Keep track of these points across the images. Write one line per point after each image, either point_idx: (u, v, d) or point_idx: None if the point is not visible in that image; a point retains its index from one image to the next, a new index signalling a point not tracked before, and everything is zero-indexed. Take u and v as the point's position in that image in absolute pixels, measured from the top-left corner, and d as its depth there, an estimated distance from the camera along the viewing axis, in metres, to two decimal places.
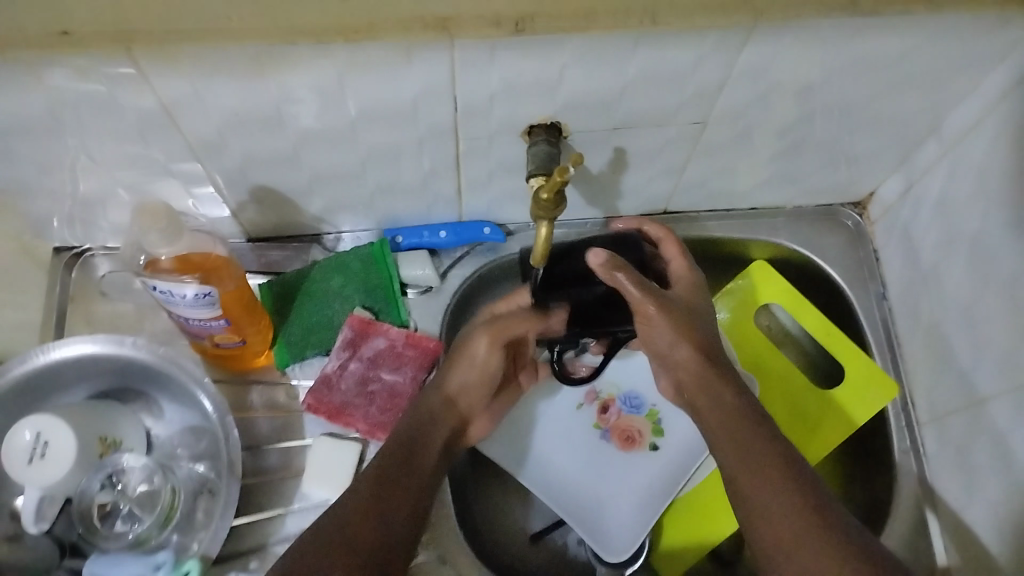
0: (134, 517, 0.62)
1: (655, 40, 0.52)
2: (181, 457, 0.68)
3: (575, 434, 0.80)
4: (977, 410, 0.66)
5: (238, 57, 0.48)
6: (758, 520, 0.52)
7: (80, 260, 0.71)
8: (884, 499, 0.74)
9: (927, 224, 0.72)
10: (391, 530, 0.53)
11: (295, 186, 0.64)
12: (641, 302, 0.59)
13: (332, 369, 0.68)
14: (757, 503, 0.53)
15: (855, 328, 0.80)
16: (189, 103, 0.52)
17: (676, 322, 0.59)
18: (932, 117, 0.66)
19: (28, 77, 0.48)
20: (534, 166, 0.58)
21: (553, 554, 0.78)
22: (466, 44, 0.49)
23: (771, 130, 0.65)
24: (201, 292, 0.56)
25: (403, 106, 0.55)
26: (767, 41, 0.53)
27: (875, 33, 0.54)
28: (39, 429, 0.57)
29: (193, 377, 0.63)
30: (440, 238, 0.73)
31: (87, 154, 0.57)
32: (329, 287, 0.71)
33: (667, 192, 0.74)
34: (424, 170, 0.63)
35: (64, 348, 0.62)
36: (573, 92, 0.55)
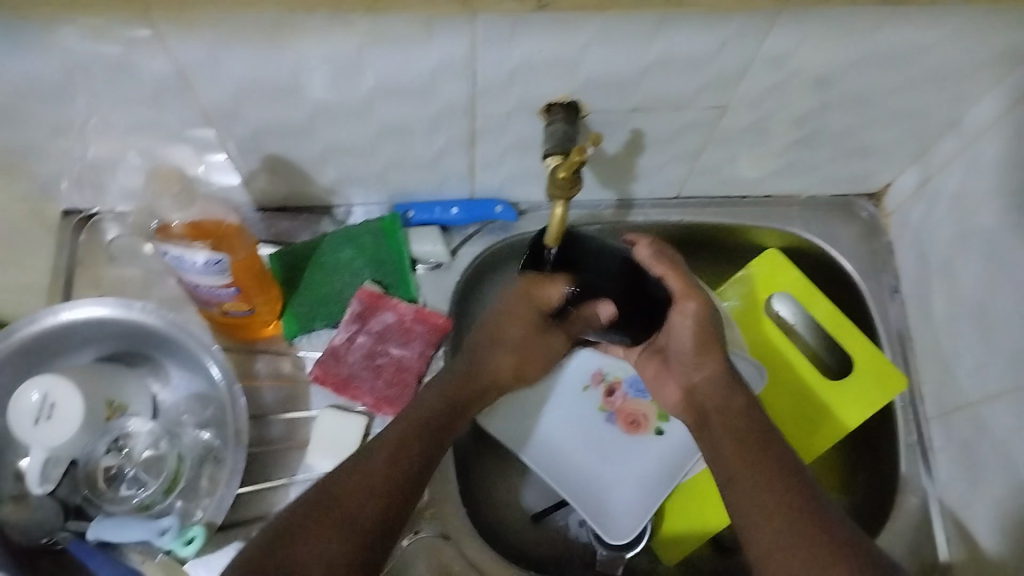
0: (140, 481, 0.63)
1: (677, 20, 0.51)
2: (187, 423, 0.68)
3: (581, 415, 0.80)
4: (986, 407, 0.65)
5: (254, 24, 0.47)
6: (746, 519, 0.54)
7: (90, 223, 0.71)
8: (888, 493, 0.74)
9: (943, 219, 0.71)
10: (390, 496, 0.54)
11: (308, 156, 0.63)
12: (681, 294, 0.66)
13: (339, 341, 0.68)
14: (748, 503, 0.55)
15: (866, 321, 0.79)
16: (203, 68, 0.51)
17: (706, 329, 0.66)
18: (955, 110, 0.65)
19: (43, 35, 0.47)
20: (551, 144, 0.55)
21: (555, 535, 0.78)
22: (486, 18, 0.49)
23: (790, 117, 0.64)
24: (211, 259, 0.55)
25: (420, 80, 0.54)
26: (791, 26, 0.53)
27: (901, 22, 0.53)
28: (47, 391, 0.58)
29: (202, 344, 0.63)
30: (451, 215, 0.72)
31: (100, 117, 0.56)
32: (339, 260, 0.71)
33: (682, 177, 0.73)
34: (438, 145, 0.63)
35: (73, 310, 0.62)
36: (591, 71, 0.55)
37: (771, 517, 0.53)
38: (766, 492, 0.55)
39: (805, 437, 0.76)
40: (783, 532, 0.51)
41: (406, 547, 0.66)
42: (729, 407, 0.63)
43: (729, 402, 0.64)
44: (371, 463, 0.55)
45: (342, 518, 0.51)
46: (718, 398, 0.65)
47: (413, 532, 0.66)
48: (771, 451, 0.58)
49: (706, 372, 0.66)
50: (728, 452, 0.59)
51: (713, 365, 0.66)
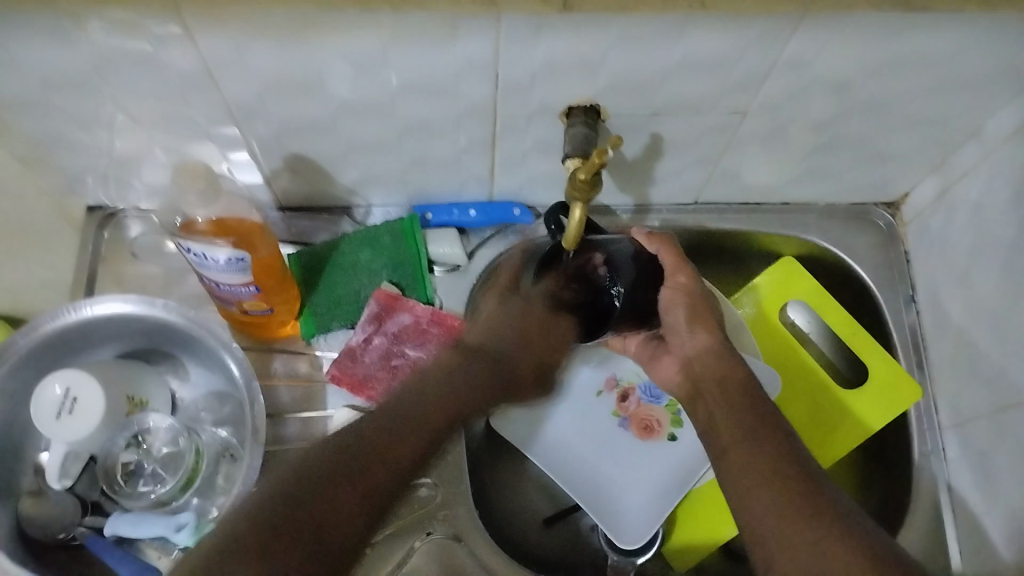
0: (157, 477, 0.62)
1: (701, 24, 0.51)
2: (205, 420, 0.68)
3: (593, 420, 0.80)
4: (1003, 416, 0.65)
5: (283, 22, 0.48)
6: (736, 490, 0.55)
7: (113, 220, 0.72)
8: (901, 501, 0.74)
9: (961, 227, 0.71)
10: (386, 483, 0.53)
11: (329, 156, 0.64)
12: (673, 269, 0.65)
13: (356, 341, 0.68)
14: (737, 474, 0.55)
15: (880, 329, 0.79)
16: (231, 66, 0.52)
17: (699, 304, 0.66)
18: (975, 118, 0.65)
19: (74, 29, 0.48)
20: (571, 147, 0.57)
21: (565, 539, 0.78)
22: (511, 19, 0.49)
23: (810, 123, 0.64)
24: (233, 255, 0.56)
25: (444, 80, 0.55)
26: (814, 32, 0.53)
27: (923, 29, 0.54)
28: (68, 386, 0.58)
29: (221, 341, 0.63)
30: (469, 217, 0.73)
31: (126, 112, 0.57)
32: (358, 261, 0.71)
33: (700, 182, 0.74)
34: (459, 146, 0.63)
35: (96, 306, 0.62)
36: (613, 74, 0.55)
37: (755, 491, 0.54)
38: (755, 465, 0.55)
39: (823, 444, 0.76)
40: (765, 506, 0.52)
41: (418, 548, 0.66)
42: (730, 380, 0.62)
43: (729, 376, 0.63)
44: (391, 433, 0.56)
45: (363, 486, 0.52)
46: (714, 368, 0.64)
47: (425, 533, 0.67)
48: (767, 429, 0.58)
49: (698, 344, 0.65)
50: (721, 417, 0.60)
51: (705, 333, 0.65)
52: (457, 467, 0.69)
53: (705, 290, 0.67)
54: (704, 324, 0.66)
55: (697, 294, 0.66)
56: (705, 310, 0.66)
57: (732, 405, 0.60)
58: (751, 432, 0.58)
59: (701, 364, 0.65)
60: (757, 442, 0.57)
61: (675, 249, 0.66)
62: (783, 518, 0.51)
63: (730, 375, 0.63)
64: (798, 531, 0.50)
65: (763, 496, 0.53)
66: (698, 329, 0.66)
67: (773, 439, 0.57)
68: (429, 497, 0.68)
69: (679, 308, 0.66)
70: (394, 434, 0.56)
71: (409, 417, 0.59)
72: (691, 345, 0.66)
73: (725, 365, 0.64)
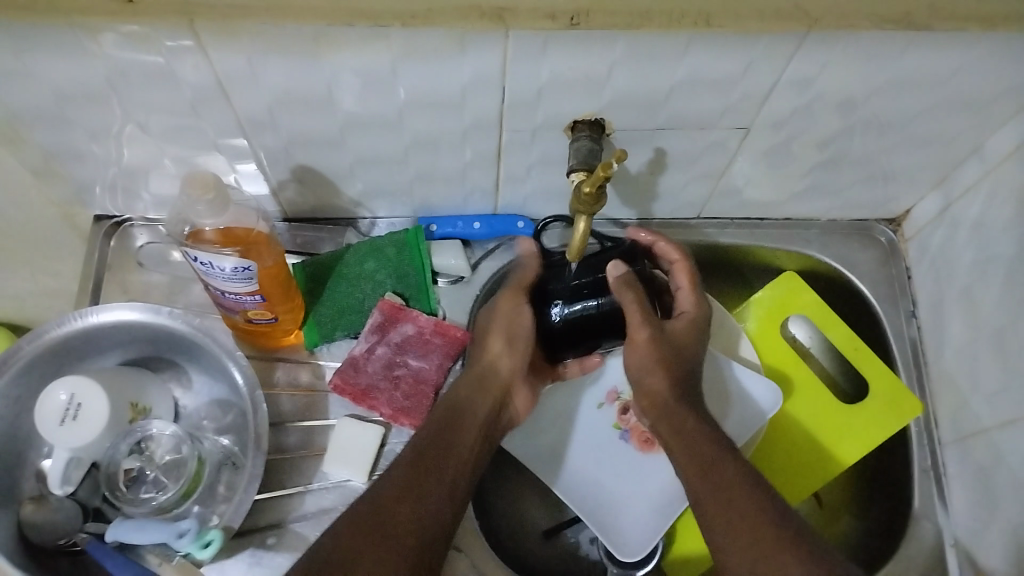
0: (159, 484, 0.62)
1: (707, 42, 0.52)
2: (207, 429, 0.69)
3: (593, 433, 0.79)
4: (1004, 433, 0.65)
5: (294, 36, 0.48)
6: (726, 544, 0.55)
7: (120, 229, 0.72)
8: (901, 516, 0.74)
9: (962, 244, 0.71)
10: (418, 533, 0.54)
11: (336, 169, 0.64)
12: (635, 327, 0.66)
13: (359, 351, 0.68)
14: (720, 527, 0.56)
15: (882, 345, 0.80)
16: (241, 79, 0.52)
17: (659, 351, 0.66)
18: (976, 137, 0.66)
19: (88, 42, 0.48)
20: (575, 160, 0.58)
21: (564, 551, 0.78)
22: (520, 36, 0.49)
23: (813, 141, 0.65)
24: (239, 265, 0.56)
25: (450, 94, 0.55)
26: (817, 51, 0.53)
27: (925, 50, 0.54)
28: (74, 392, 0.59)
29: (225, 350, 0.63)
30: (473, 229, 0.73)
31: (137, 123, 0.57)
32: (361, 270, 0.71)
33: (703, 198, 0.74)
34: (465, 160, 0.64)
35: (102, 314, 0.62)
36: (618, 90, 0.56)
37: (746, 536, 0.54)
38: (729, 503, 0.56)
39: (797, 479, 0.76)
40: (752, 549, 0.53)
41: None
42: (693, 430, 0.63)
43: (686, 425, 0.64)
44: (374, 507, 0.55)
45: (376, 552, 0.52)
46: (674, 413, 0.65)
47: None
48: (739, 477, 0.58)
49: (655, 388, 0.66)
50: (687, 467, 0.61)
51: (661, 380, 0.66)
52: None
53: (670, 338, 0.67)
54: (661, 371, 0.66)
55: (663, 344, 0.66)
56: (670, 362, 0.66)
57: (705, 455, 0.61)
58: (726, 479, 0.58)
59: (661, 406, 0.66)
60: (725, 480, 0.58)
61: (640, 302, 0.64)
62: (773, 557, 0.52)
63: (687, 426, 0.63)
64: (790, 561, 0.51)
65: (755, 539, 0.53)
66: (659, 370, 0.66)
67: (750, 488, 0.57)
68: None
69: (645, 356, 0.66)
70: (368, 540, 0.52)
71: (374, 513, 0.54)
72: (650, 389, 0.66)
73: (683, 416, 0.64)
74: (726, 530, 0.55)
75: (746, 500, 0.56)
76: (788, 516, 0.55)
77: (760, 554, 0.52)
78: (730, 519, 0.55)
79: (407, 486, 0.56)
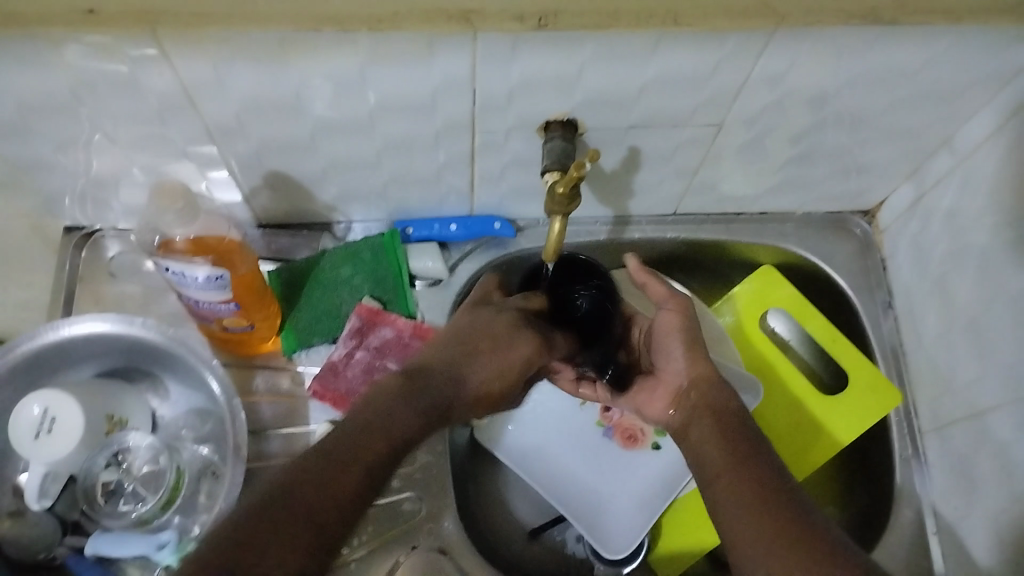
0: (138, 496, 0.62)
1: (676, 40, 0.52)
2: (186, 438, 0.68)
3: (574, 433, 0.80)
4: (983, 421, 0.66)
5: (260, 42, 0.48)
6: (734, 532, 0.52)
7: (91, 240, 0.71)
8: (884, 506, 0.74)
9: (936, 235, 0.71)
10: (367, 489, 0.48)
11: (309, 174, 0.64)
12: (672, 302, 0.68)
13: (338, 356, 0.68)
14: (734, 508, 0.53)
15: (860, 336, 0.80)
16: (209, 86, 0.52)
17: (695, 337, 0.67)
18: (946, 129, 0.66)
19: (51, 53, 0.48)
20: (549, 161, 0.58)
21: (550, 551, 0.78)
22: (488, 38, 0.49)
23: (785, 136, 0.65)
24: (212, 274, 0.56)
25: (421, 97, 0.55)
26: (786, 47, 0.54)
27: (892, 43, 0.54)
28: (47, 406, 0.58)
29: (202, 359, 0.63)
30: (450, 231, 0.73)
31: (104, 133, 0.57)
32: (339, 275, 0.71)
33: (679, 194, 0.74)
34: (439, 162, 0.63)
35: (74, 326, 0.62)
36: (590, 89, 0.55)
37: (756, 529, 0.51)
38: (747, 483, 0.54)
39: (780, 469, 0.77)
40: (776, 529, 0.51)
41: (403, 562, 0.65)
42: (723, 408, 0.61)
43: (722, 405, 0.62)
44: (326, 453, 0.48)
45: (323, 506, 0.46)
46: (713, 395, 0.64)
47: (411, 547, 0.66)
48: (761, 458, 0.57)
49: (691, 372, 0.66)
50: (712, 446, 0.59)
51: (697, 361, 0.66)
52: (443, 480, 0.69)
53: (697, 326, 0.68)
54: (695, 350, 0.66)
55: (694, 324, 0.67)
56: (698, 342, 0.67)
57: (731, 444, 0.59)
58: (741, 470, 0.56)
59: (695, 390, 0.65)
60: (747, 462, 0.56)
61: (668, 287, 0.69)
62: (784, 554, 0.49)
63: (722, 407, 0.63)
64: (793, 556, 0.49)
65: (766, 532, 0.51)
66: (691, 356, 0.66)
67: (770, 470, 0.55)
68: (414, 511, 0.68)
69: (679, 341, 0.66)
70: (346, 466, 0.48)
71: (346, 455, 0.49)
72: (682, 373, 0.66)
73: (721, 397, 0.63)
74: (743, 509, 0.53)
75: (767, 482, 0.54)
76: (804, 509, 0.52)
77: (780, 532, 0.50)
78: (750, 497, 0.53)
79: (394, 429, 0.52)
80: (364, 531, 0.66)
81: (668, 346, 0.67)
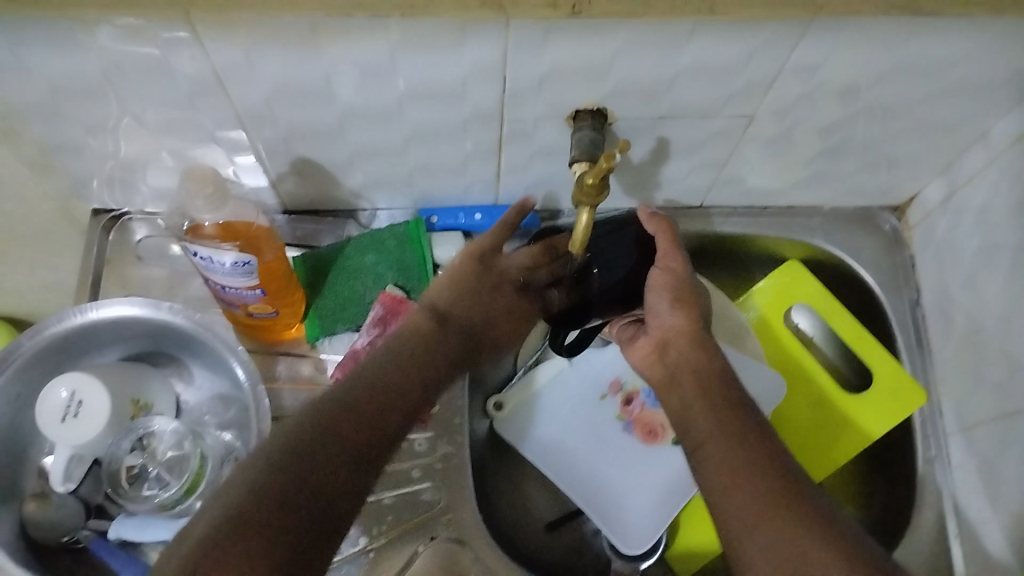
0: (162, 481, 0.62)
1: (709, 30, 0.51)
2: (208, 423, 0.68)
3: (595, 424, 0.79)
4: (1010, 423, 0.65)
5: (291, 28, 0.48)
6: (724, 500, 0.51)
7: (119, 223, 0.71)
8: (907, 506, 0.74)
9: (967, 232, 0.71)
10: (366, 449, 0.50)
11: (335, 161, 0.64)
12: (665, 254, 0.62)
13: (360, 345, 0.67)
14: (714, 473, 0.52)
15: (886, 334, 0.79)
16: (238, 70, 0.52)
17: (685, 291, 0.62)
18: (981, 124, 0.65)
19: (83, 35, 0.48)
20: (579, 151, 0.57)
21: (569, 542, 0.78)
22: (520, 25, 0.49)
23: (815, 129, 0.64)
24: (239, 259, 0.56)
25: (450, 85, 0.54)
26: (821, 38, 0.53)
27: (928, 38, 0.54)
28: (74, 389, 0.58)
29: (227, 345, 0.63)
30: (475, 221, 0.72)
31: (133, 116, 0.57)
32: (363, 263, 0.71)
33: (706, 186, 0.74)
34: (465, 151, 0.63)
35: (101, 309, 0.62)
36: (620, 79, 0.55)
37: (736, 491, 0.50)
38: (730, 452, 0.53)
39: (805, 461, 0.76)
40: (752, 495, 0.50)
41: (422, 553, 0.65)
42: (704, 370, 0.59)
43: (703, 366, 0.59)
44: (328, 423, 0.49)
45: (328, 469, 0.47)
46: (690, 358, 0.61)
47: (429, 537, 0.66)
48: (744, 420, 0.55)
49: (669, 325, 0.62)
50: (695, 407, 0.57)
51: (684, 317, 0.62)
52: (462, 472, 0.69)
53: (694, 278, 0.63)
54: (686, 304, 0.62)
55: (686, 277, 0.62)
56: (691, 296, 0.62)
57: (711, 404, 0.57)
58: (726, 437, 0.54)
59: (676, 350, 0.62)
60: (727, 428, 0.54)
61: (672, 234, 0.63)
62: (767, 519, 0.48)
63: (706, 369, 0.59)
64: (787, 534, 0.47)
65: (745, 497, 0.50)
66: (679, 310, 0.62)
67: (751, 432, 0.54)
68: (432, 502, 0.67)
69: (665, 294, 0.62)
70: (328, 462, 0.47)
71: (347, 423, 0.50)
72: (665, 327, 0.62)
73: (701, 359, 0.60)
74: (721, 474, 0.52)
75: (740, 447, 0.53)
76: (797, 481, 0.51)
77: (765, 504, 0.49)
78: (726, 462, 0.52)
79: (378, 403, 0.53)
80: (383, 521, 0.66)
81: (651, 301, 0.63)
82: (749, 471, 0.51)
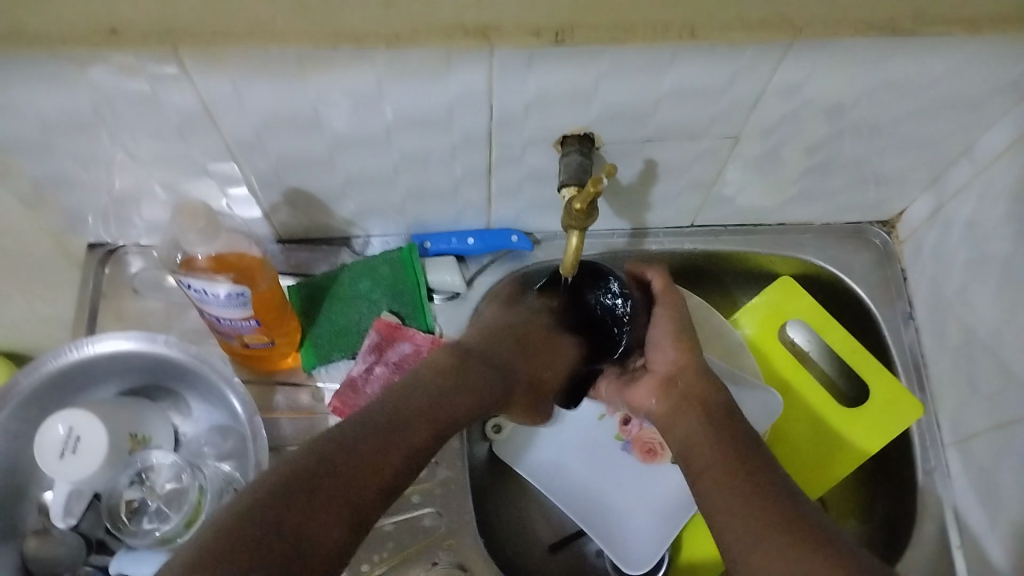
0: (161, 515, 0.61)
1: (692, 53, 0.52)
2: (207, 455, 0.68)
3: (595, 444, 0.79)
4: (1006, 432, 0.65)
5: (280, 62, 0.49)
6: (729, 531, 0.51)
7: (114, 256, 0.72)
8: (907, 518, 0.73)
9: (956, 243, 0.71)
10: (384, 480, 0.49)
11: (328, 190, 0.64)
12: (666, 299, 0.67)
13: (357, 372, 0.68)
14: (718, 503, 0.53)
15: (881, 347, 0.80)
16: (230, 105, 0.52)
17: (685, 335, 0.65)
18: (966, 138, 0.66)
19: (75, 73, 0.49)
20: (567, 175, 0.58)
21: (571, 562, 0.78)
22: (504, 53, 0.50)
23: (802, 146, 0.65)
24: (233, 291, 0.56)
25: (438, 113, 0.55)
26: (801, 59, 0.53)
27: (908, 55, 0.54)
28: (72, 424, 0.59)
29: (223, 376, 0.63)
30: (468, 245, 0.73)
31: (127, 151, 0.57)
32: (358, 290, 0.72)
33: (696, 206, 0.74)
34: (456, 177, 0.64)
35: (97, 343, 0.62)
36: (606, 103, 0.56)
37: (735, 510, 0.51)
38: (732, 479, 0.53)
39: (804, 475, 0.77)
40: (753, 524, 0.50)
41: None
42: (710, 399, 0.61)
43: (706, 394, 0.61)
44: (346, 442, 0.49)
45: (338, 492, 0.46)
46: (695, 386, 0.62)
47: (430, 562, 0.66)
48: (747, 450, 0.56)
49: (671, 360, 0.64)
50: (698, 436, 0.58)
51: (680, 354, 0.64)
52: (464, 497, 0.69)
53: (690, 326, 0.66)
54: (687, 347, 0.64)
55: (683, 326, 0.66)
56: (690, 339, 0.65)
57: (713, 433, 0.58)
58: (728, 465, 0.55)
59: (683, 380, 0.62)
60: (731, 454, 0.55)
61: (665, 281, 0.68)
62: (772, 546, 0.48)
63: (710, 399, 0.60)
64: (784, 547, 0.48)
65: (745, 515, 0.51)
66: (678, 350, 0.64)
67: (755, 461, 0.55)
68: (433, 527, 0.67)
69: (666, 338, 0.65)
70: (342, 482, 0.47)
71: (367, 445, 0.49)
72: (668, 362, 0.64)
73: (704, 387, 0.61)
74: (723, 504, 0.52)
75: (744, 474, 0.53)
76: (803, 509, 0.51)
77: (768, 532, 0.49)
78: (729, 489, 0.53)
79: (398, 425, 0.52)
80: (384, 548, 0.66)
81: (654, 340, 0.65)
82: (743, 490, 0.52)
